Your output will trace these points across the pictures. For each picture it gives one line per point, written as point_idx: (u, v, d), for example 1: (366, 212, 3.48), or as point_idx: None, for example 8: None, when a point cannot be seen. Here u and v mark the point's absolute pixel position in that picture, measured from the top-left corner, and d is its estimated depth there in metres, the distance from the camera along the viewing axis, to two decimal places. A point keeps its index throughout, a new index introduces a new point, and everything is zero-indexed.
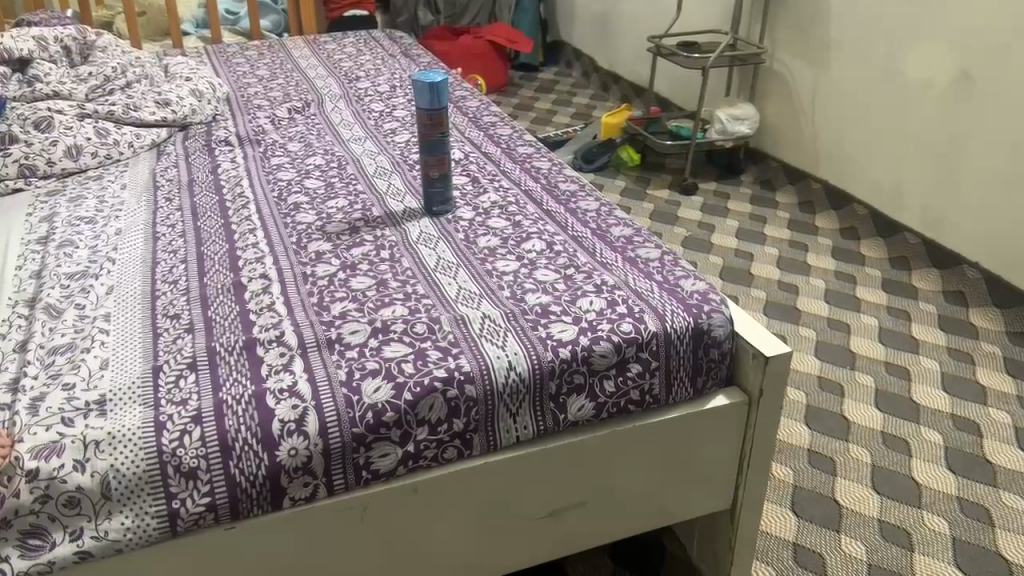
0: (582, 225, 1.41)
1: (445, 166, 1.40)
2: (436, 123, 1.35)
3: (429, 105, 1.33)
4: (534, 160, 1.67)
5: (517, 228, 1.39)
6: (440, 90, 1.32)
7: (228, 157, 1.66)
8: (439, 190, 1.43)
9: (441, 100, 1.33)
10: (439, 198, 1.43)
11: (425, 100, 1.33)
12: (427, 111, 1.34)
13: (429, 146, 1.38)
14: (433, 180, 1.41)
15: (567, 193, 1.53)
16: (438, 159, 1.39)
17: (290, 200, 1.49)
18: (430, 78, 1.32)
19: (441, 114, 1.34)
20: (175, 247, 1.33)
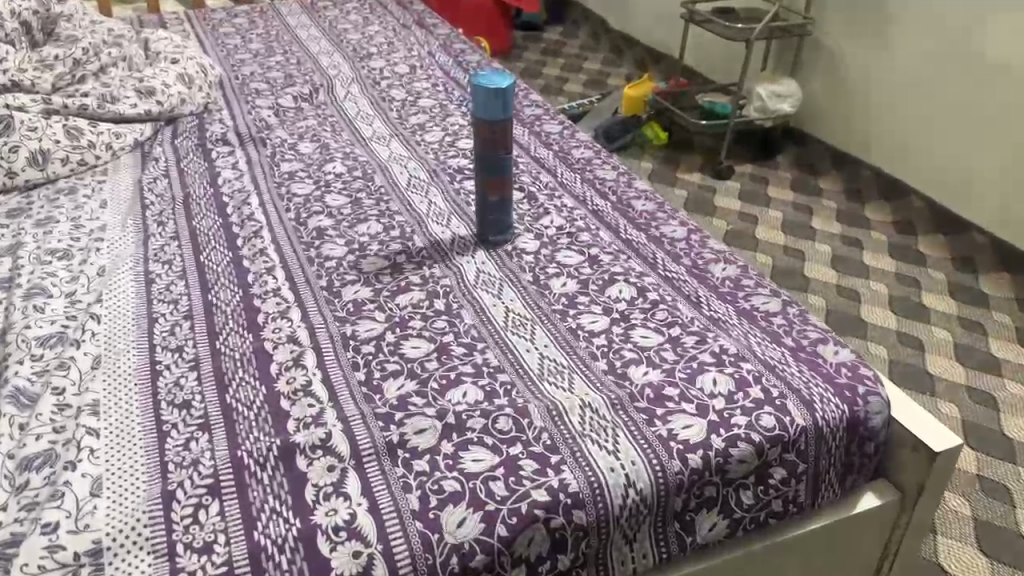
0: (674, 260, 1.16)
1: (507, 189, 1.15)
2: (500, 137, 1.10)
3: (492, 115, 1.08)
4: (595, 166, 1.41)
5: (595, 266, 1.14)
6: (507, 97, 1.07)
7: (228, 166, 1.39)
8: (498, 218, 1.17)
9: (508, 109, 1.08)
10: (497, 227, 1.18)
11: (488, 109, 1.07)
12: (489, 122, 1.08)
13: (488, 165, 1.12)
14: (491, 204, 1.16)
15: (645, 214, 1.28)
16: (499, 181, 1.14)
17: (312, 225, 1.23)
18: (495, 82, 1.07)
19: (506, 127, 1.09)
20: (174, 296, 1.06)
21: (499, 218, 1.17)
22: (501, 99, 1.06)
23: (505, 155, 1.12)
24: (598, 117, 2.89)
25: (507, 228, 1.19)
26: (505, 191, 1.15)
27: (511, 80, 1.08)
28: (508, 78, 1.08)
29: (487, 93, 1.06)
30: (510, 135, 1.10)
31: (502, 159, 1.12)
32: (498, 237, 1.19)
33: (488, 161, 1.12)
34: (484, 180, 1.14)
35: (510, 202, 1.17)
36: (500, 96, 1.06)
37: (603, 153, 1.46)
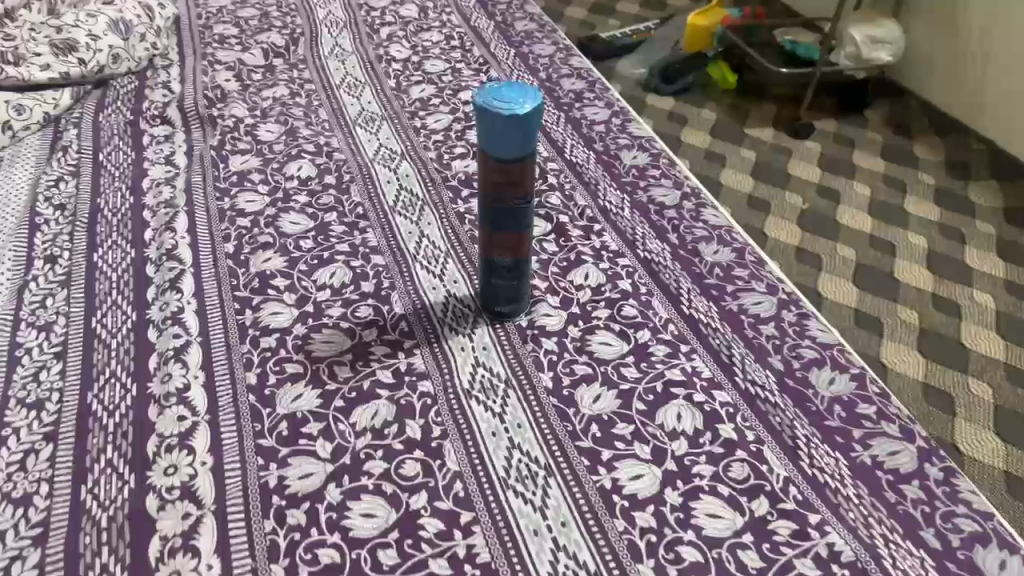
0: (756, 360, 0.81)
1: (523, 249, 0.80)
2: (514, 178, 0.74)
3: (504, 148, 0.72)
4: (652, 182, 1.04)
5: (643, 364, 0.80)
6: (528, 121, 0.71)
7: (162, 160, 1.05)
8: (509, 286, 0.82)
9: (529, 138, 0.72)
10: (507, 297, 0.83)
11: (498, 138, 0.72)
12: (500, 157, 0.73)
13: (497, 215, 0.77)
14: (500, 268, 0.81)
15: (716, 269, 0.92)
16: (512, 239, 0.79)
17: (255, 268, 0.89)
18: (509, 97, 0.71)
19: (524, 163, 0.74)
20: (38, 393, 0.75)
21: (511, 287, 0.82)
22: (518, 124, 0.70)
23: (522, 202, 0.76)
24: (653, 50, 2.45)
25: (522, 298, 0.84)
26: (521, 252, 0.80)
27: (533, 93, 0.72)
28: (529, 97, 0.71)
29: (497, 115, 0.70)
30: (530, 174, 0.75)
31: (518, 207, 0.77)
32: (508, 312, 0.84)
33: (497, 209, 0.77)
34: (490, 235, 0.79)
35: (527, 265, 0.82)
36: (516, 120, 0.70)
37: (664, 159, 1.08)
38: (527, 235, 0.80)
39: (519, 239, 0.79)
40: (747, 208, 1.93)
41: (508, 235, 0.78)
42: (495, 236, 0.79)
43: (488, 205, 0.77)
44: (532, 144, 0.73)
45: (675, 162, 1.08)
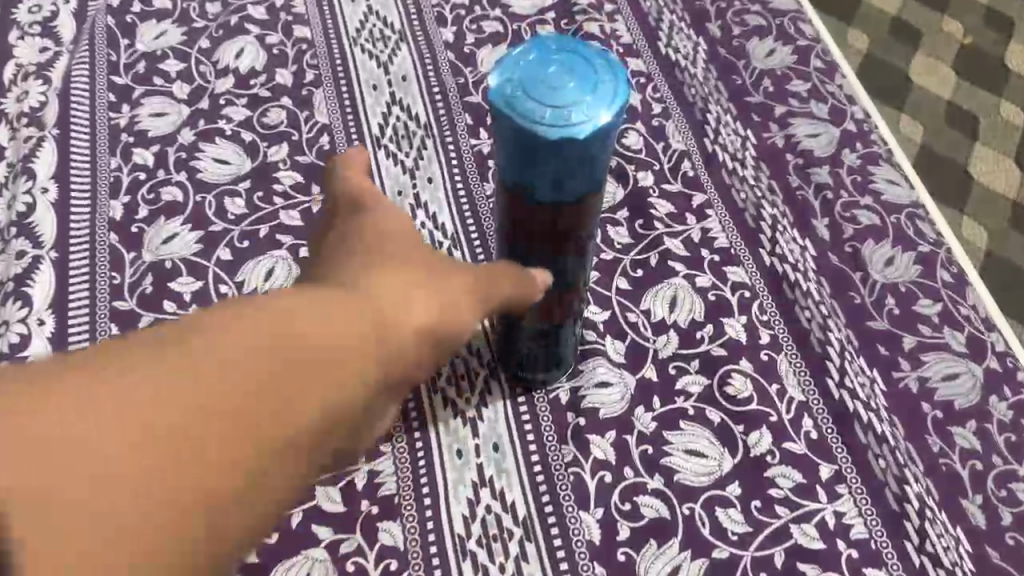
0: (941, 505, 0.49)
1: (569, 309, 0.47)
2: (561, 224, 0.40)
3: (545, 181, 0.37)
4: (795, 109, 0.65)
5: (755, 507, 0.48)
6: (596, 144, 0.35)
7: (37, 26, 0.68)
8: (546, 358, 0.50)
9: (595, 164, 0.37)
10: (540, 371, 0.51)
11: (534, 167, 0.37)
12: (538, 193, 0.38)
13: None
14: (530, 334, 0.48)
15: (889, 300, 0.57)
16: (549, 302, 0.46)
17: (150, 255, 0.57)
18: (560, 93, 0.34)
19: (582, 202, 0.39)
20: None
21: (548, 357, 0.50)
22: (577, 150, 0.35)
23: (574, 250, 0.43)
24: None
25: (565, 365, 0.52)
26: (566, 314, 0.47)
27: (610, 77, 0.35)
28: (605, 92, 0.35)
29: (536, 137, 0.35)
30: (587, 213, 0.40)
31: (564, 261, 0.43)
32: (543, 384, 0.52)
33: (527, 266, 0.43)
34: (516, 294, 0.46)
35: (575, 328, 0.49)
36: (571, 144, 0.35)
37: (816, 62, 0.68)
38: (579, 289, 0.47)
39: (564, 299, 0.46)
40: None
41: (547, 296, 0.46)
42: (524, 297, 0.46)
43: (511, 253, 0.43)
44: (601, 168, 0.38)
45: (834, 69, 0.68)
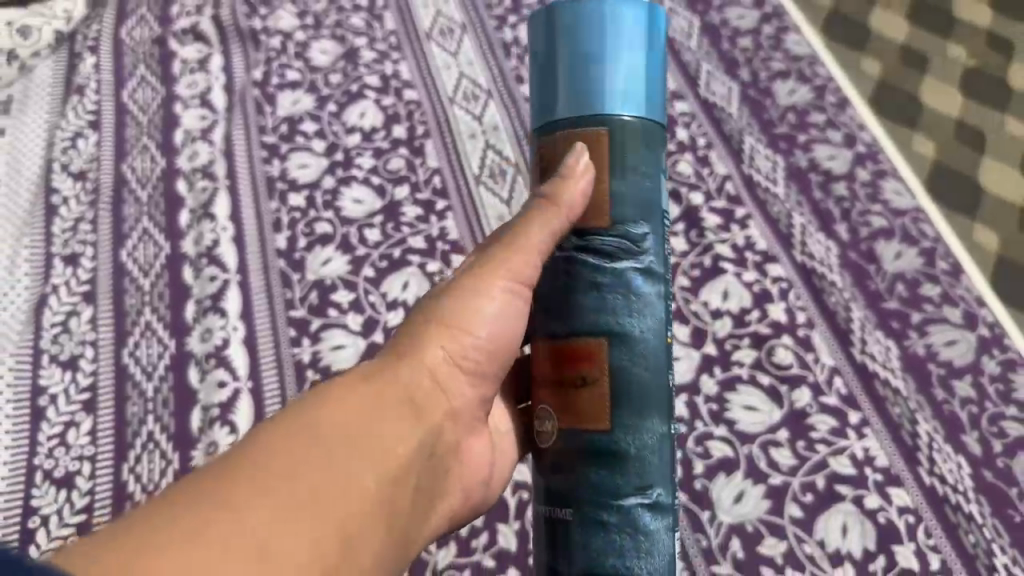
0: (946, 439, 0.64)
1: (604, 398, 0.43)
2: (508, 249, 0.45)
3: (544, 99, 0.44)
4: (814, 136, 0.80)
5: (800, 445, 0.63)
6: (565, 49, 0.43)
7: (197, 99, 0.85)
8: (577, 469, 0.44)
9: (596, 85, 0.43)
10: (562, 500, 0.44)
11: (536, 83, 0.45)
12: (552, 127, 0.44)
13: (541, 295, 0.46)
14: (540, 434, 0.45)
15: (898, 286, 0.71)
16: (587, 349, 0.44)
17: (313, 275, 0.73)
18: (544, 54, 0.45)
19: (579, 134, 0.43)
20: (67, 465, 0.65)
21: (565, 466, 0.44)
22: (557, 42, 0.43)
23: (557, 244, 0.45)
24: None
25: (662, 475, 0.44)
26: (595, 408, 0.43)
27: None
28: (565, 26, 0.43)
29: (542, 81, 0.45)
30: (566, 182, 0.43)
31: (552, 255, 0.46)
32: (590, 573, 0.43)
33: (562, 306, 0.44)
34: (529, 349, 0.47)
35: (619, 438, 0.43)
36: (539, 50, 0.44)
37: (830, 98, 0.83)
38: (608, 353, 0.43)
39: (573, 358, 0.44)
40: None
41: (555, 349, 0.44)
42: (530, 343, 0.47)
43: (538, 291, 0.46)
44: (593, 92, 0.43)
45: (845, 103, 0.83)
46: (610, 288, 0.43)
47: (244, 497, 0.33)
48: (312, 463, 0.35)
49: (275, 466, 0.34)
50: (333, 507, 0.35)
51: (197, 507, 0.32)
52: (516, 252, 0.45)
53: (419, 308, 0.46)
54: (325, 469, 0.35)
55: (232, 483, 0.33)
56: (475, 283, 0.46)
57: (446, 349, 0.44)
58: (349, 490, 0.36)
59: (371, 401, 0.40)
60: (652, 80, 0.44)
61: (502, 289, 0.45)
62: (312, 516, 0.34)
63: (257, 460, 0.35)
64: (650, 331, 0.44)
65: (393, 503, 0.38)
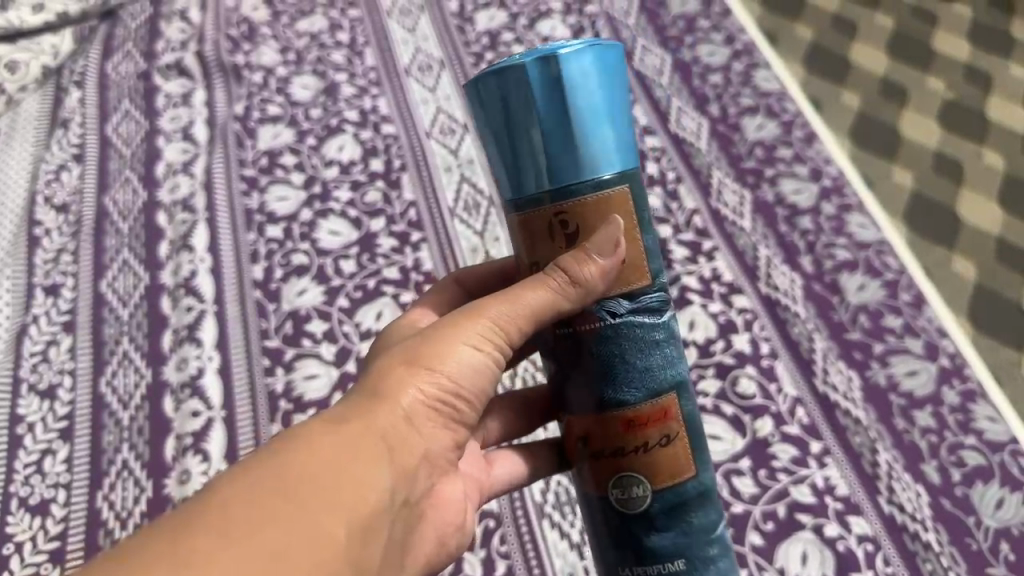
0: (905, 468, 0.65)
1: (684, 447, 0.45)
2: (500, 301, 0.44)
3: (544, 162, 0.41)
4: (781, 170, 0.82)
5: (762, 474, 0.64)
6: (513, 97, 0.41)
7: (179, 132, 0.86)
8: (677, 523, 0.44)
9: (605, 146, 0.41)
10: (657, 559, 0.45)
11: (496, 139, 0.42)
12: (566, 190, 0.41)
13: (593, 365, 0.44)
14: (625, 502, 0.45)
15: (861, 317, 0.73)
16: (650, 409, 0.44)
17: (288, 305, 0.74)
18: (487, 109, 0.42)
19: (600, 200, 0.42)
20: (42, 493, 0.65)
21: (662, 523, 0.44)
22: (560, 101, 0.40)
23: (604, 312, 0.43)
24: None
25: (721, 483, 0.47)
26: (682, 459, 0.44)
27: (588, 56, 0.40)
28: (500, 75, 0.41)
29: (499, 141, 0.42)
30: (600, 257, 0.42)
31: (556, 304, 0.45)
32: None
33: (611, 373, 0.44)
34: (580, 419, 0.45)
35: (702, 481, 0.45)
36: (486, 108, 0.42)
37: (798, 132, 0.85)
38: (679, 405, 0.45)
39: (652, 418, 0.44)
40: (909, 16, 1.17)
41: (629, 415, 0.44)
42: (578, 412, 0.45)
43: (572, 355, 0.45)
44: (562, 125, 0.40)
45: (812, 137, 0.85)
46: (665, 342, 0.44)
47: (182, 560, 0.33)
48: (262, 520, 0.35)
49: (221, 526, 0.35)
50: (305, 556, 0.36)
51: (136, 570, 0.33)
52: (512, 303, 0.44)
53: (399, 344, 0.45)
54: (275, 528, 0.35)
55: (176, 541, 0.34)
56: (461, 329, 0.44)
57: (421, 392, 0.42)
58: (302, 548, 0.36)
59: (339, 446, 0.39)
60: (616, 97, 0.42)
61: (483, 327, 0.44)
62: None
63: (206, 518, 0.35)
64: (688, 373, 0.46)
65: (352, 556, 0.38)
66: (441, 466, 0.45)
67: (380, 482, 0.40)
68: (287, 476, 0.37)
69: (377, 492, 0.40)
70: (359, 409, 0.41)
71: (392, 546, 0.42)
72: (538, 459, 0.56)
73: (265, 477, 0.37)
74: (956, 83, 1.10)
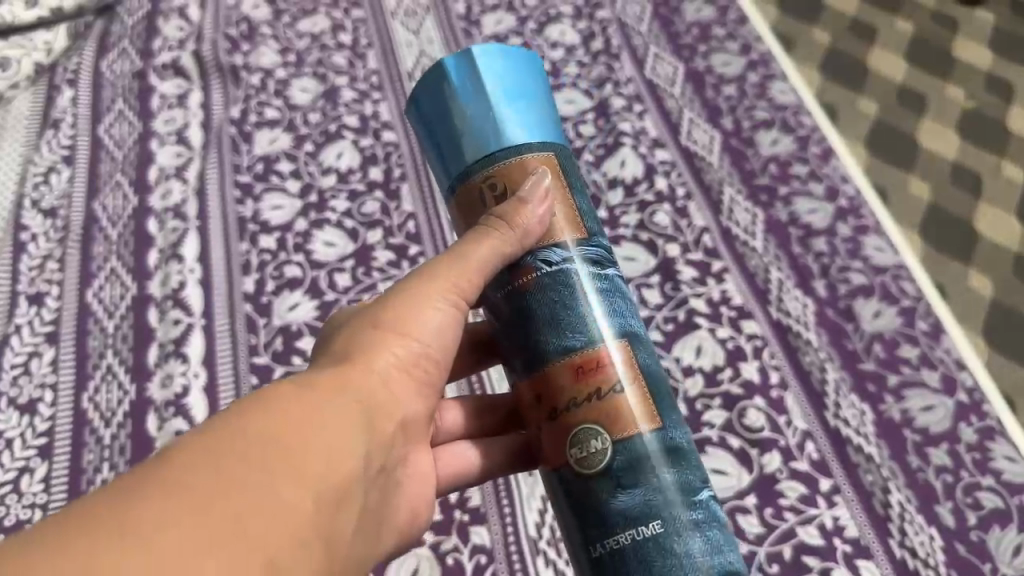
0: (919, 510, 0.62)
1: (640, 398, 0.43)
2: (449, 259, 0.45)
3: (468, 138, 0.46)
4: (796, 189, 0.79)
5: (768, 513, 0.61)
6: (436, 93, 0.47)
7: (173, 135, 0.84)
8: (643, 476, 0.42)
9: (526, 120, 0.46)
10: (626, 517, 0.42)
11: (429, 136, 0.48)
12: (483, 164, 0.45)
13: (532, 317, 0.44)
14: (584, 459, 0.43)
15: (875, 346, 0.70)
16: (592, 355, 0.44)
17: (278, 320, 0.72)
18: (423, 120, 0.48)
19: (517, 169, 0.45)
20: (18, 513, 0.63)
21: (627, 479, 0.42)
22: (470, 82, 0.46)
23: (539, 261, 0.45)
24: None
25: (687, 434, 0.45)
26: (638, 407, 0.43)
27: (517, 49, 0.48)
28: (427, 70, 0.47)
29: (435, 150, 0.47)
30: (534, 205, 0.45)
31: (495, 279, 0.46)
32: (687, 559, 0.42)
33: (545, 321, 0.44)
34: (529, 382, 0.45)
35: (667, 434, 0.44)
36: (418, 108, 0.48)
37: (814, 148, 0.82)
38: (631, 355, 0.44)
39: (599, 364, 0.43)
40: (930, 23, 1.15)
41: (574, 361, 0.44)
42: (523, 368, 0.45)
43: (515, 312, 0.45)
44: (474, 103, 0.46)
45: (829, 153, 0.82)
46: (608, 293, 0.45)
47: (173, 509, 0.31)
48: (249, 474, 0.33)
49: (208, 476, 0.32)
50: (294, 514, 0.34)
51: (124, 518, 0.30)
52: (461, 262, 0.44)
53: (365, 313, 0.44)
54: (261, 482, 0.33)
55: (162, 491, 0.31)
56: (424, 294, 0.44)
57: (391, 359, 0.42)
58: (287, 506, 0.34)
59: (321, 408, 0.38)
60: (523, 70, 0.48)
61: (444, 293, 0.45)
62: (246, 536, 0.32)
63: (190, 469, 0.32)
64: (635, 327, 0.46)
65: (337, 519, 0.36)
66: (406, 436, 0.44)
67: (360, 446, 0.39)
68: (272, 434, 0.35)
69: (359, 455, 0.38)
70: (334, 373, 0.40)
71: (369, 515, 0.40)
72: (492, 456, 0.54)
73: (249, 430, 0.35)
74: (976, 93, 1.08)
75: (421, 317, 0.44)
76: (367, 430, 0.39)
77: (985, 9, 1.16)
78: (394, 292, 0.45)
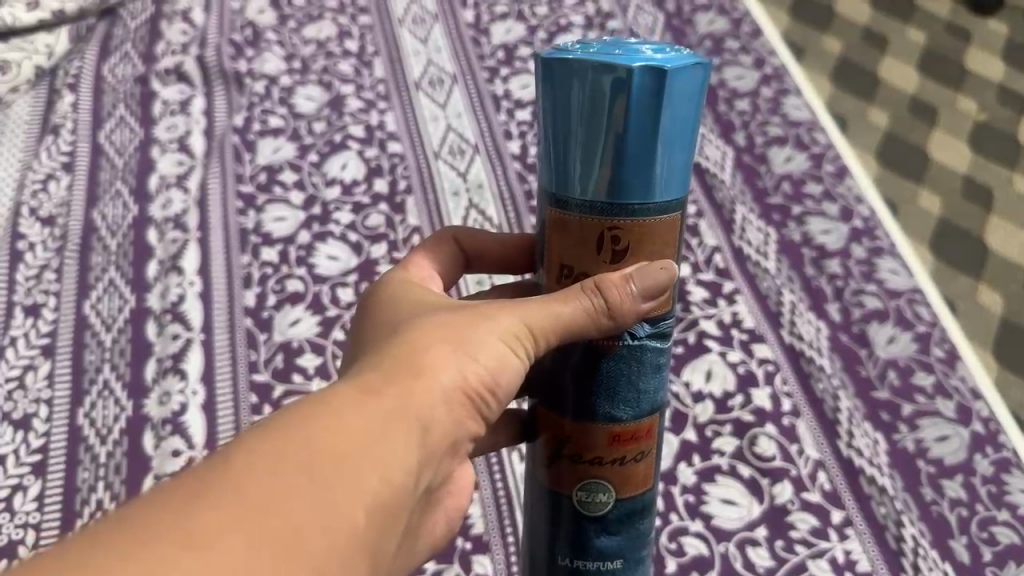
0: (932, 544, 0.60)
1: (649, 465, 0.45)
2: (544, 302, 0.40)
3: (604, 178, 0.38)
4: (809, 209, 0.78)
5: (779, 546, 0.59)
6: (592, 100, 0.37)
7: (175, 143, 0.82)
8: (626, 526, 0.45)
9: (674, 171, 0.38)
10: (599, 555, 0.45)
11: (560, 137, 0.38)
12: (617, 211, 0.39)
13: (597, 377, 0.42)
14: (586, 504, 0.44)
15: (889, 373, 0.68)
16: (633, 428, 0.43)
17: (279, 336, 0.70)
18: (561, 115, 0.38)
19: (645, 225, 0.39)
20: (10, 533, 0.61)
21: (614, 527, 0.45)
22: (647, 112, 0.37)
23: (625, 333, 0.42)
24: None
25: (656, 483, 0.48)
26: (646, 473, 0.45)
27: (702, 73, 0.37)
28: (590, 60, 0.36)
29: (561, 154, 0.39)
30: (643, 297, 0.40)
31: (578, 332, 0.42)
32: None
33: (606, 391, 0.42)
34: (560, 421, 0.43)
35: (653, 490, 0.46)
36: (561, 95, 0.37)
37: (829, 167, 0.81)
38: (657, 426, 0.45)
39: (634, 436, 0.43)
40: (945, 33, 1.14)
41: (616, 430, 0.43)
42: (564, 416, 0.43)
43: (579, 366, 0.42)
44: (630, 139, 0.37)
45: (844, 172, 0.80)
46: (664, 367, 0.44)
47: (208, 523, 0.30)
48: (292, 485, 0.32)
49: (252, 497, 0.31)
50: (334, 539, 0.32)
51: (172, 527, 0.30)
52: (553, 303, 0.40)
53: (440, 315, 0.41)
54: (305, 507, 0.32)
55: (208, 502, 0.31)
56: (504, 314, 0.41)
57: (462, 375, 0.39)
58: (327, 530, 0.32)
59: (376, 418, 0.36)
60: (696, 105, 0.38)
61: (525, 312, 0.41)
62: (281, 553, 0.31)
63: (235, 487, 0.31)
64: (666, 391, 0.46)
65: (379, 538, 0.35)
66: (461, 451, 0.42)
67: (413, 461, 0.37)
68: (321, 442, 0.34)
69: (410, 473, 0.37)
70: (398, 379, 0.38)
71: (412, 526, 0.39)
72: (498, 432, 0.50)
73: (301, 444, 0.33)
74: (988, 105, 1.06)
75: (490, 351, 0.40)
76: (421, 443, 0.37)
77: (998, 21, 1.15)
78: (474, 309, 0.41)
